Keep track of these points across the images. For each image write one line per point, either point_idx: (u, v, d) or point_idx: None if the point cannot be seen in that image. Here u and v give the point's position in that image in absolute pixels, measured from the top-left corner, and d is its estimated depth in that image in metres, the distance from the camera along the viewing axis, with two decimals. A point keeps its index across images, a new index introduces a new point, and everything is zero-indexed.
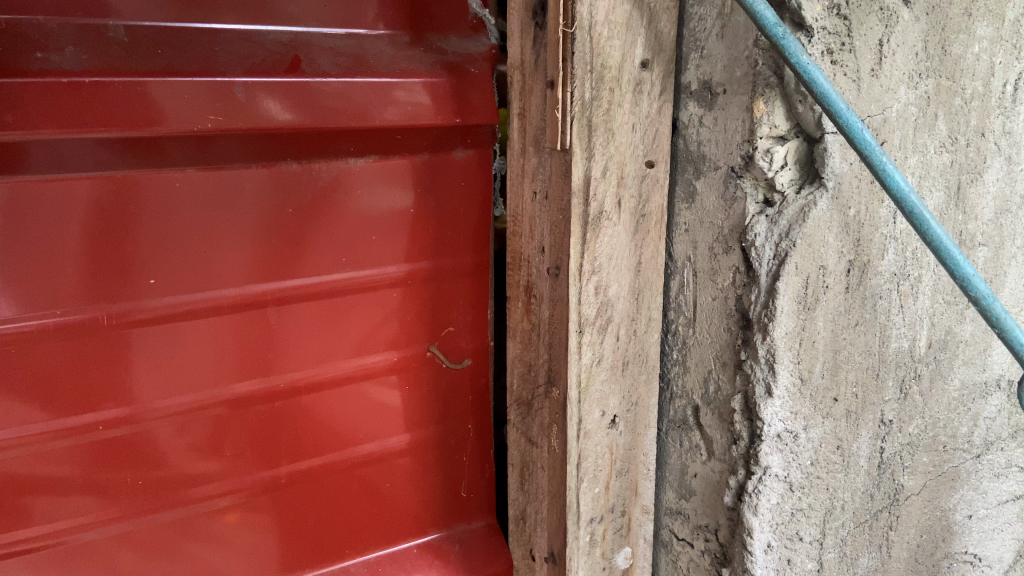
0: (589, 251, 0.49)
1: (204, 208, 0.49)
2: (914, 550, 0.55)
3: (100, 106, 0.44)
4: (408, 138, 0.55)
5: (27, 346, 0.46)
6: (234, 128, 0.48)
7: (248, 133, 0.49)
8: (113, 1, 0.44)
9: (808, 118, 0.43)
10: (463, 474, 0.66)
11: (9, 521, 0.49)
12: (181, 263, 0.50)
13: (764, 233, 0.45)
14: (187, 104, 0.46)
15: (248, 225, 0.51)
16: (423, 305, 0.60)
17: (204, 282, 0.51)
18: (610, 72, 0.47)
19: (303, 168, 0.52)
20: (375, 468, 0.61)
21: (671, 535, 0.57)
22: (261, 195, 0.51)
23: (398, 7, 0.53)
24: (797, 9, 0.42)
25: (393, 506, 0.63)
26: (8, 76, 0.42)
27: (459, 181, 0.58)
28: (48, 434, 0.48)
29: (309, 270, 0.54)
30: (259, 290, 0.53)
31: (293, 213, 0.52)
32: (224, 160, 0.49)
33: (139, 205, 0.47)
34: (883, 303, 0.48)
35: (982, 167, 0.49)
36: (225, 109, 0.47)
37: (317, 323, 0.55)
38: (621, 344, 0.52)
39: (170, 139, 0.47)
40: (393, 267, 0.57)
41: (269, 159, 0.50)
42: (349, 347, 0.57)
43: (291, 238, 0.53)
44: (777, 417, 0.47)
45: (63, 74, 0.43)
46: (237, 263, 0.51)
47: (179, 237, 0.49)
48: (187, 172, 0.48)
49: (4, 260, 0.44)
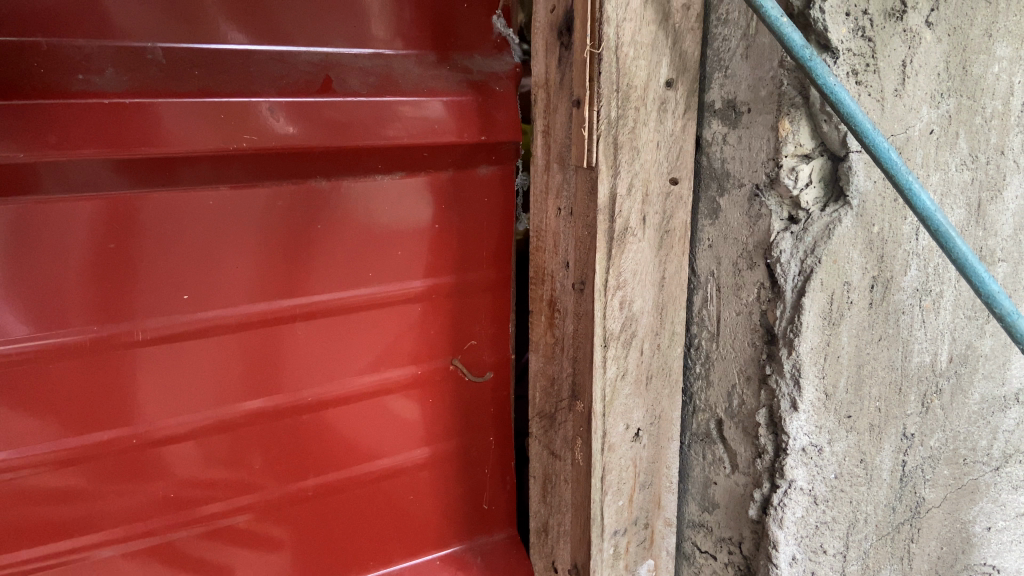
0: (614, 266, 0.50)
1: (236, 225, 0.50)
2: (934, 562, 0.55)
3: (139, 127, 0.45)
4: (434, 156, 0.55)
5: (62, 361, 0.47)
6: (269, 148, 0.48)
7: (281, 153, 0.49)
8: (150, 24, 0.45)
9: (833, 137, 0.44)
10: (484, 487, 0.67)
11: (42, 534, 0.50)
12: (213, 279, 0.50)
13: (790, 250, 0.46)
14: (222, 124, 0.47)
15: (279, 242, 0.52)
16: (447, 319, 0.60)
17: (234, 299, 0.51)
18: (636, 91, 0.48)
19: (332, 185, 0.53)
20: (399, 481, 0.62)
21: (693, 548, 0.57)
22: (290, 212, 0.52)
23: (425, 27, 0.54)
24: (823, 32, 0.42)
25: (416, 518, 0.64)
26: (50, 97, 0.42)
27: (482, 197, 0.59)
28: (82, 447, 0.49)
29: (338, 286, 0.55)
30: (288, 306, 0.53)
31: (321, 229, 0.53)
32: (256, 178, 0.50)
33: (173, 223, 0.48)
34: (906, 319, 0.48)
35: (1001, 184, 0.50)
36: (259, 129, 0.48)
37: (344, 337, 0.56)
38: (645, 358, 0.53)
39: (205, 158, 0.47)
40: (418, 282, 0.58)
41: (300, 177, 0.51)
42: (374, 361, 0.58)
43: (319, 254, 0.53)
44: (802, 431, 0.47)
45: (103, 95, 0.44)
46: (267, 280, 0.52)
47: (212, 254, 0.50)
48: (221, 190, 0.49)
49: (43, 277, 0.45)
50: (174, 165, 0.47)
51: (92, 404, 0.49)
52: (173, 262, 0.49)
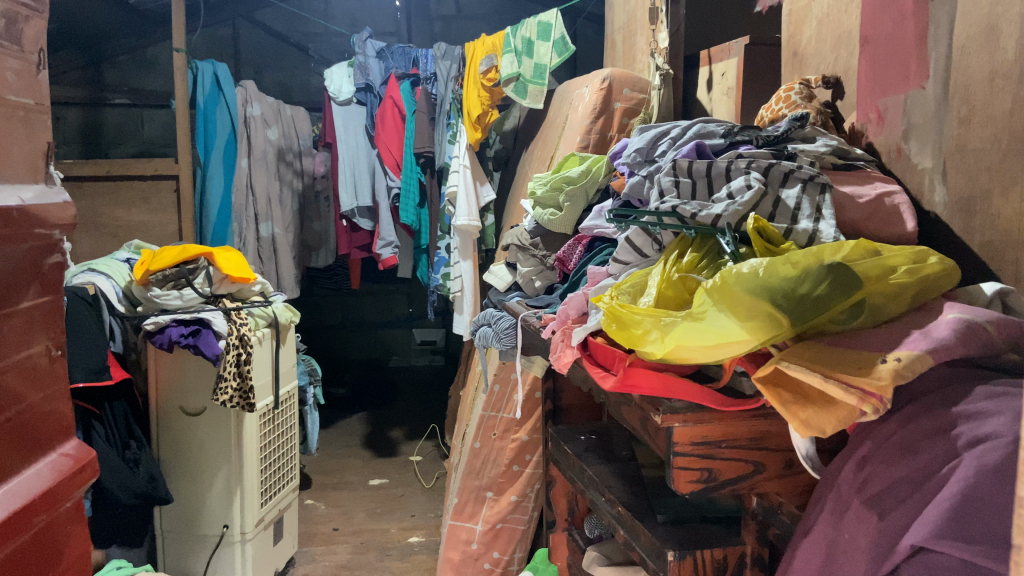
0: None
1: (20, 330, 1.05)
2: None
3: (10, 272, 1.02)
4: (36, 306, 1.08)
5: None
6: (34, 288, 1.07)
7: (30, 296, 1.06)
8: None
9: None
10: (52, 526, 1.10)
11: None
12: (12, 345, 1.03)
13: None
14: (22, 280, 1.04)
15: (13, 325, 1.03)
16: (30, 431, 1.07)
17: (21, 351, 1.05)
18: None
19: (23, 309, 1.05)
20: (49, 530, 1.09)
21: None
22: (35, 315, 1.08)
23: None
24: None
25: (34, 559, 1.06)
26: (18, 242, 1.03)
27: (40, 366, 1.09)
28: None
29: (19, 400, 1.04)
30: (17, 362, 1.04)
31: (32, 332, 1.07)
32: (19, 302, 1.04)
33: (11, 317, 1.02)
34: None
35: None
36: (31, 281, 1.07)
37: (18, 433, 1.04)
38: None
39: (16, 294, 1.03)
40: (37, 395, 1.08)
41: (35, 300, 1.07)
42: (33, 440, 1.08)
43: (24, 352, 1.06)
44: None
45: (8, 243, 1.01)
46: (24, 356, 1.06)
47: (10, 341, 1.02)
48: (24, 305, 1.05)
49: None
50: (7, 292, 1.01)
51: (17, 472, 1.04)
52: (37, 410, 1.09)
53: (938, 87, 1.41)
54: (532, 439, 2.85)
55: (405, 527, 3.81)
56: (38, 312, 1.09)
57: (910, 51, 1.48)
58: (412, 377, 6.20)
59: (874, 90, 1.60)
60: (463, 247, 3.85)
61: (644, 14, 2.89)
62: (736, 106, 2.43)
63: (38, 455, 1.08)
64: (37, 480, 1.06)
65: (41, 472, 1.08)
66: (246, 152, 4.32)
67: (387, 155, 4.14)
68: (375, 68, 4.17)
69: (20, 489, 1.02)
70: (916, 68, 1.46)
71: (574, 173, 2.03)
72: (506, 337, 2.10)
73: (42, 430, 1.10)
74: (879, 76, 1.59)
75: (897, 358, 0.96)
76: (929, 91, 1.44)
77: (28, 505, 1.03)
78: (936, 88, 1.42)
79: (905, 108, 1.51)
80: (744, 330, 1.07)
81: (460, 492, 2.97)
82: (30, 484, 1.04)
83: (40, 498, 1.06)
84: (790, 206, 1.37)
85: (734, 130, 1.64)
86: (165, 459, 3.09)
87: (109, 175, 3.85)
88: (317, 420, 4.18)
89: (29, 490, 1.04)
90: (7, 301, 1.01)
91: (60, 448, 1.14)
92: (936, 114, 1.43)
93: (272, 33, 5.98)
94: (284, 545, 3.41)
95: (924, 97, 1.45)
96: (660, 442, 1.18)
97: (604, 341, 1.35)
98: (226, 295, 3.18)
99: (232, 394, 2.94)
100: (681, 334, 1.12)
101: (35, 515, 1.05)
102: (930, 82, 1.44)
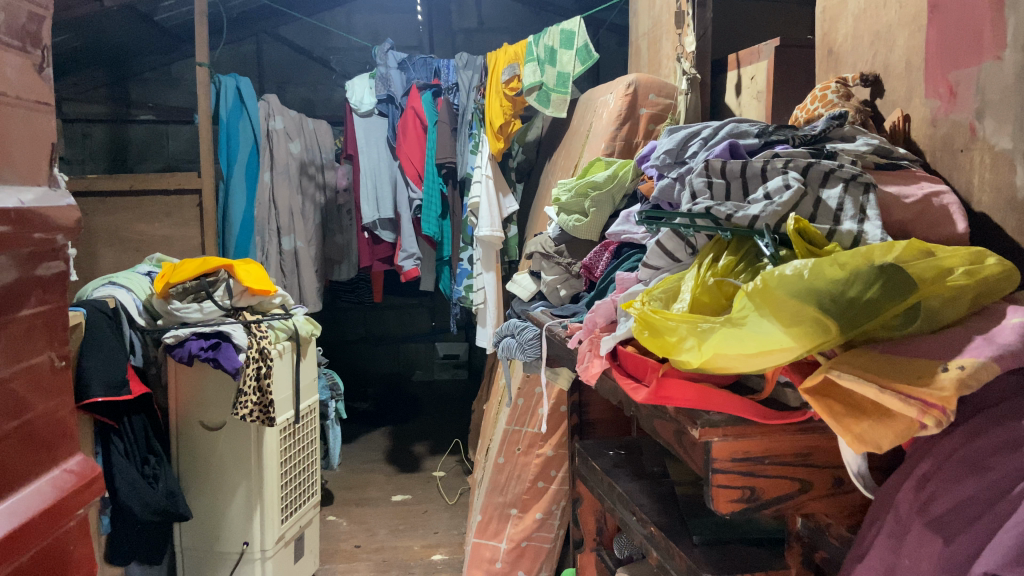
0: None
1: (23, 338, 1.00)
2: None
3: (11, 281, 0.97)
4: (40, 315, 1.03)
5: None
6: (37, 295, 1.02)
7: (33, 305, 1.01)
8: None
9: None
10: (61, 542, 1.05)
11: None
12: (14, 355, 0.98)
13: None
14: (25, 287, 1.00)
15: (13, 335, 0.98)
16: (36, 443, 1.02)
17: (25, 358, 1.00)
18: None
19: (25, 317, 1.00)
20: (56, 548, 1.04)
21: None
22: (37, 324, 1.03)
23: None
24: None
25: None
26: (21, 249, 0.98)
27: (46, 378, 1.05)
28: None
29: (21, 410, 0.99)
30: (20, 370, 0.99)
31: (35, 343, 1.02)
32: (21, 310, 0.99)
33: (12, 326, 0.97)
34: None
35: None
36: (35, 291, 1.02)
37: (21, 445, 0.99)
38: None
39: (16, 303, 0.98)
40: (43, 406, 1.04)
41: (40, 309, 1.03)
42: (40, 452, 1.03)
43: (28, 363, 1.01)
44: None
45: (10, 250, 0.96)
46: (28, 367, 1.01)
47: (13, 350, 0.98)
48: (27, 312, 1.00)
49: None
50: (9, 299, 0.97)
51: (17, 488, 0.98)
52: (42, 422, 1.04)
53: (1017, 56, 1.26)
54: (558, 454, 2.77)
55: (428, 544, 3.72)
56: (42, 320, 1.04)
57: (982, 20, 1.34)
58: (435, 392, 6.13)
59: (946, 60, 1.44)
60: (487, 258, 3.79)
61: (670, 18, 2.82)
62: (767, 109, 2.35)
63: (42, 470, 1.03)
64: (42, 495, 1.01)
65: (45, 486, 1.03)
66: (269, 166, 4.30)
67: (409, 166, 4.10)
68: (396, 80, 4.13)
69: (22, 504, 0.97)
70: (990, 38, 1.31)
71: (599, 177, 1.95)
72: (530, 348, 2.03)
73: (49, 442, 1.05)
74: (949, 45, 1.44)
75: (960, 366, 0.88)
76: (1007, 61, 1.28)
77: (28, 524, 0.97)
78: (1015, 57, 1.26)
79: (979, 83, 1.36)
80: (789, 336, 0.99)
81: (483, 510, 2.87)
82: (34, 500, 0.99)
83: (44, 513, 1.00)
84: (832, 207, 1.28)
85: (770, 129, 1.55)
86: (185, 474, 3.05)
87: (133, 190, 3.84)
88: (339, 434, 4.12)
89: (33, 506, 0.99)
90: (4, 309, 0.96)
91: (69, 462, 1.09)
92: (1008, 96, 1.29)
93: (294, 47, 6.00)
94: (305, 563, 3.35)
95: (1002, 69, 1.29)
96: (698, 458, 1.10)
97: (636, 350, 1.27)
98: (247, 308, 3.14)
99: (252, 408, 2.88)
100: (719, 341, 1.05)
101: (40, 532, 1.00)
102: (1007, 52, 1.28)
